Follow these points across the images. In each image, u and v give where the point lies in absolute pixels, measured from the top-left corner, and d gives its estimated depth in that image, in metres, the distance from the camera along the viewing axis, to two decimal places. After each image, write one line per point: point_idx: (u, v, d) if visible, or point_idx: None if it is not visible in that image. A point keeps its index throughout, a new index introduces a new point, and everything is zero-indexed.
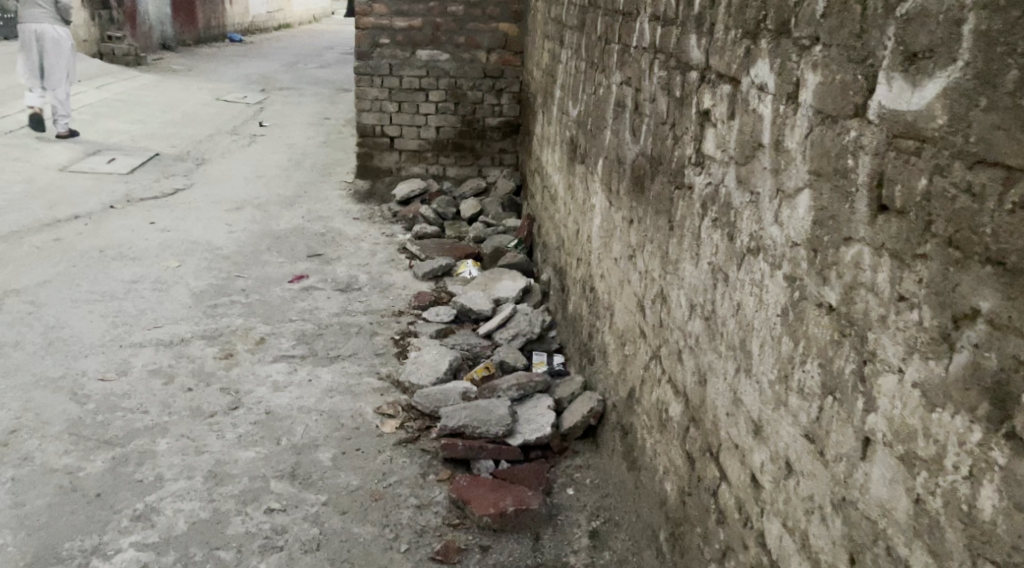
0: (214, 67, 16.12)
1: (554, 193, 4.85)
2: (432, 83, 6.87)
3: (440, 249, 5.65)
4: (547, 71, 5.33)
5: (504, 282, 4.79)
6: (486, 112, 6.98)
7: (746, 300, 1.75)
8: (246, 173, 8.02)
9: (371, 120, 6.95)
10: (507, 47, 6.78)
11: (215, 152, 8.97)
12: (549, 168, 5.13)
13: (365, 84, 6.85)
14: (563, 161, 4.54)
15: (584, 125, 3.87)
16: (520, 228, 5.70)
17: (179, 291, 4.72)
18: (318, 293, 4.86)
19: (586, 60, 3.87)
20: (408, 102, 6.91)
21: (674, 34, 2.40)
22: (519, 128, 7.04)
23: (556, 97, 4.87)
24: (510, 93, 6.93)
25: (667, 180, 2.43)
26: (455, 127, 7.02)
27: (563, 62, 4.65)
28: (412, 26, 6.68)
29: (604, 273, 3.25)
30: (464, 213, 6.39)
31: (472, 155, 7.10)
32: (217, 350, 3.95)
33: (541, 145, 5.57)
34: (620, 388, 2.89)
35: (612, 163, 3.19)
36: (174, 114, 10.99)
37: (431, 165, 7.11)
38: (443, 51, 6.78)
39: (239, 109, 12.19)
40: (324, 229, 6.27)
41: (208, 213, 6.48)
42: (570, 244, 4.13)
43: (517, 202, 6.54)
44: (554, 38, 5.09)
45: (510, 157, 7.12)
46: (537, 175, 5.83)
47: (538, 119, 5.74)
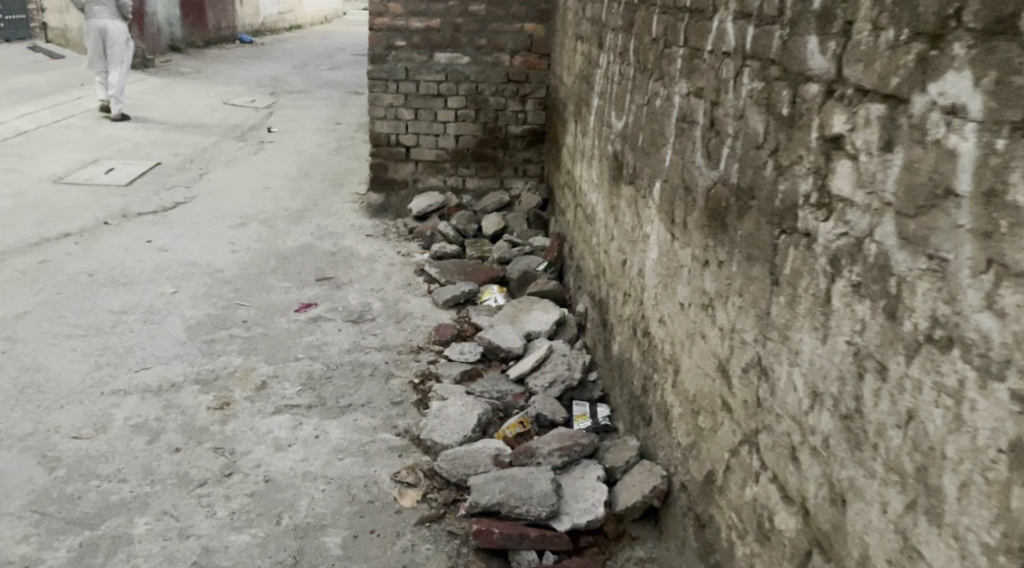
0: (224, 70, 15.72)
1: (591, 213, 4.35)
2: (451, 88, 6.38)
3: (461, 271, 5.15)
4: (581, 76, 4.83)
5: (535, 312, 4.28)
6: (509, 119, 6.49)
7: (938, 410, 1.29)
8: (252, 184, 7.55)
9: (385, 128, 6.46)
10: (532, 49, 6.29)
11: (221, 161, 8.51)
12: (584, 184, 4.63)
13: (379, 90, 6.36)
14: (603, 178, 4.04)
15: (632, 142, 3.37)
16: (549, 248, 5.21)
17: (172, 323, 4.25)
18: (327, 324, 4.37)
19: (636, 66, 3.37)
20: (425, 109, 6.42)
21: (775, 35, 1.91)
22: (544, 137, 6.54)
23: (592, 106, 4.37)
24: (535, 99, 6.44)
25: (765, 219, 1.93)
26: (475, 136, 6.52)
27: (603, 67, 4.15)
28: (431, 27, 6.19)
29: (665, 318, 2.76)
30: (486, 230, 5.89)
31: (494, 166, 6.60)
32: (212, 397, 3.47)
33: (572, 158, 5.07)
34: (691, 466, 2.38)
35: (676, 188, 2.69)
36: (180, 119, 10.55)
37: (449, 176, 6.61)
38: (463, 54, 6.29)
39: (246, 114, 11.72)
40: (334, 248, 5.79)
41: (209, 229, 6.02)
42: (614, 274, 3.63)
43: (543, 218, 6.04)
44: (589, 40, 4.59)
45: (534, 167, 6.62)
46: (567, 189, 5.33)
47: (569, 129, 5.24)
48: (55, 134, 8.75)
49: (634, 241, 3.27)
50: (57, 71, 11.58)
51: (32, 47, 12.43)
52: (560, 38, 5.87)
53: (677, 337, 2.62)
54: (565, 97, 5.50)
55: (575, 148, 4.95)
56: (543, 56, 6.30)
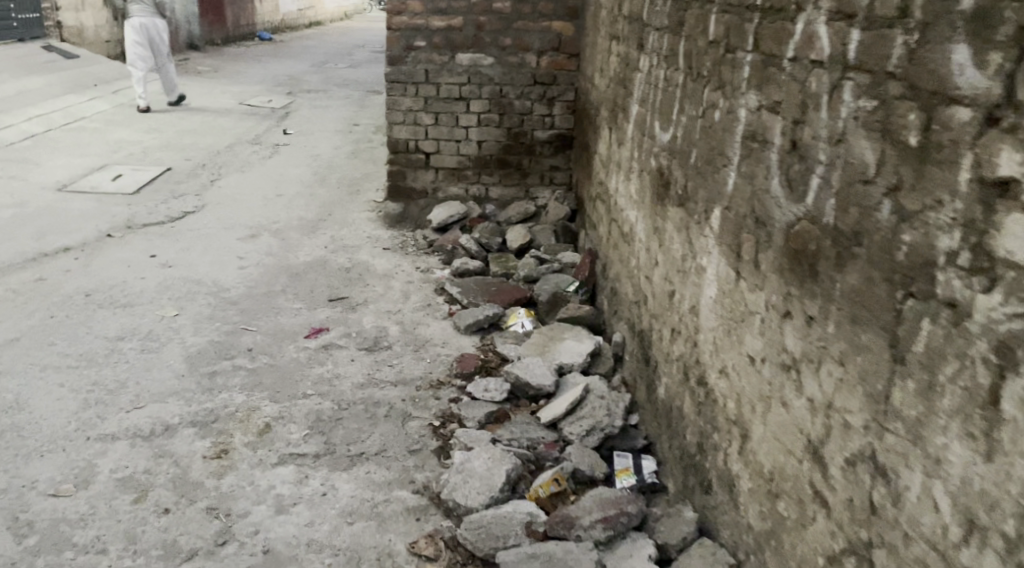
0: (240, 69, 15.41)
1: (629, 233, 3.95)
2: (473, 91, 5.98)
3: (485, 290, 4.76)
4: (617, 80, 4.42)
5: (567, 342, 3.88)
6: (535, 124, 6.09)
7: None
8: (265, 191, 7.19)
9: (404, 134, 6.08)
10: (560, 49, 5.88)
11: (234, 165, 8.17)
12: (620, 199, 4.22)
13: (397, 93, 5.98)
14: (644, 195, 3.64)
15: (683, 159, 2.97)
16: (580, 267, 4.81)
17: (171, 352, 3.89)
18: (339, 353, 4.00)
19: (688, 72, 2.97)
20: (446, 113, 6.03)
21: (897, 44, 1.51)
22: (573, 143, 6.13)
23: (632, 114, 3.96)
24: (563, 102, 6.03)
25: (881, 275, 1.54)
26: (499, 142, 6.13)
27: (644, 71, 3.74)
28: (452, 26, 5.79)
29: (727, 370, 2.36)
30: (511, 243, 5.50)
31: (519, 173, 6.21)
32: (209, 443, 3.11)
33: (606, 169, 4.67)
34: (767, 557, 2.00)
35: (743, 219, 2.30)
36: (193, 120, 10.22)
37: (471, 185, 6.23)
38: (487, 54, 5.89)
39: (262, 114, 11.39)
40: (350, 263, 5.41)
41: (218, 242, 5.66)
42: (659, 305, 3.23)
43: (572, 230, 5.64)
44: (627, 40, 4.17)
45: (561, 175, 6.22)
46: (599, 202, 4.92)
47: (602, 137, 4.84)
48: (63, 137, 8.44)
49: (685, 272, 2.87)
50: (69, 71, 11.29)
51: (44, 46, 12.14)
52: (591, 37, 5.46)
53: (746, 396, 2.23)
54: (597, 101, 5.10)
55: (610, 159, 4.55)
56: (572, 56, 5.89)
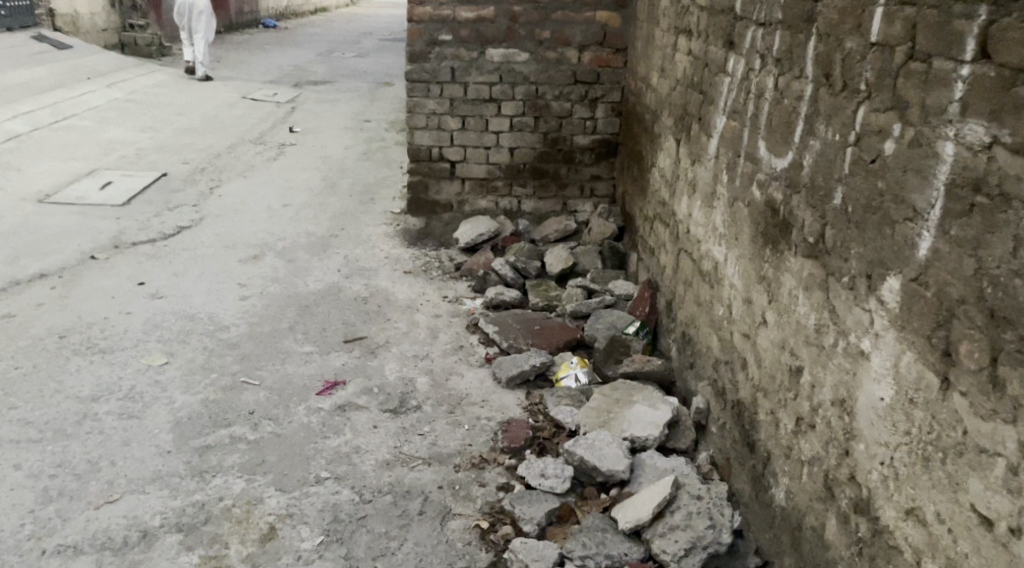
0: (244, 59, 14.68)
1: (710, 273, 3.27)
2: (506, 91, 5.27)
3: (526, 330, 4.05)
4: (689, 83, 3.72)
5: (638, 407, 3.17)
6: (574, 128, 5.39)
7: None
8: (270, 201, 6.50)
9: (427, 140, 5.39)
10: (605, 43, 5.17)
11: (236, 169, 7.48)
12: (694, 227, 3.52)
13: (419, 94, 5.27)
14: (736, 230, 2.95)
15: (814, 198, 2.28)
16: (637, 302, 4.11)
17: (156, 417, 3.20)
18: (359, 416, 3.30)
19: (825, 83, 2.27)
20: (474, 117, 5.33)
21: None
22: (617, 149, 5.44)
23: (715, 125, 3.26)
24: (607, 103, 5.33)
25: None
26: (534, 149, 5.43)
27: (737, 75, 3.04)
28: (483, 17, 5.08)
29: (921, 512, 1.70)
30: (552, 268, 4.80)
31: (556, 184, 5.52)
32: (197, 562, 2.46)
33: (672, 188, 3.97)
34: None
35: (956, 305, 1.62)
36: (193, 117, 9.50)
37: (502, 197, 5.55)
38: (521, 50, 5.19)
39: (266, 110, 10.67)
40: (367, 291, 4.72)
41: (217, 265, 4.97)
42: (769, 377, 2.54)
43: (621, 251, 4.94)
44: (707, 35, 3.47)
45: (603, 186, 5.53)
46: (658, 224, 4.23)
47: (664, 148, 4.14)
48: (50, 138, 7.75)
49: (821, 349, 2.19)
50: (60, 64, 10.55)
51: (35, 36, 11.40)
52: (646, 30, 4.76)
53: (973, 567, 1.56)
54: (655, 106, 4.41)
55: (679, 176, 3.85)
56: (618, 50, 5.19)
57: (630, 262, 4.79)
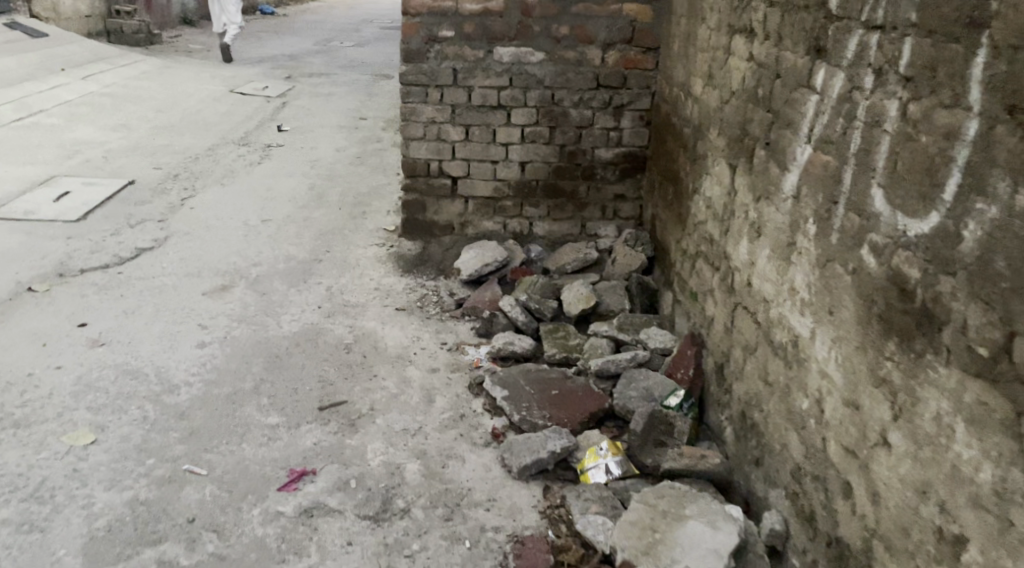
0: (236, 48, 13.90)
1: (784, 346, 2.54)
2: (517, 96, 4.54)
3: (541, 395, 3.32)
4: (750, 96, 2.99)
5: (691, 526, 2.42)
6: (595, 139, 4.66)
7: None
8: (248, 215, 5.77)
9: (424, 153, 4.67)
10: (633, 41, 4.44)
11: (213, 175, 6.73)
12: (758, 280, 2.80)
13: (415, 99, 4.54)
14: (831, 302, 2.23)
15: (987, 289, 1.59)
16: (678, 360, 3.38)
17: (65, 531, 2.49)
18: (329, 524, 2.60)
19: (1006, 119, 1.57)
20: (480, 126, 4.61)
21: None
22: (645, 165, 4.72)
23: (794, 156, 2.53)
24: (634, 111, 4.61)
25: None
26: (549, 164, 4.71)
27: (831, 93, 2.31)
28: (490, 10, 4.35)
29: None
30: (570, 309, 4.07)
31: (573, 204, 4.81)
32: None
33: (723, 224, 3.25)
34: None
35: None
36: (172, 113, 8.74)
37: (511, 218, 4.85)
38: (536, 49, 4.45)
39: (254, 105, 9.91)
40: (350, 335, 3.99)
41: (176, 299, 4.23)
42: (895, 528, 1.84)
43: (652, 287, 4.21)
44: (779, 37, 2.73)
45: (628, 207, 4.81)
46: (702, 265, 3.50)
47: (712, 173, 3.41)
48: (8, 138, 6.99)
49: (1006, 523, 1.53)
50: (32, 53, 9.77)
51: (6, 22, 10.58)
52: (685, 27, 4.03)
53: None
54: (698, 120, 3.68)
55: (733, 211, 3.12)
56: (648, 49, 4.46)
57: (664, 302, 4.06)
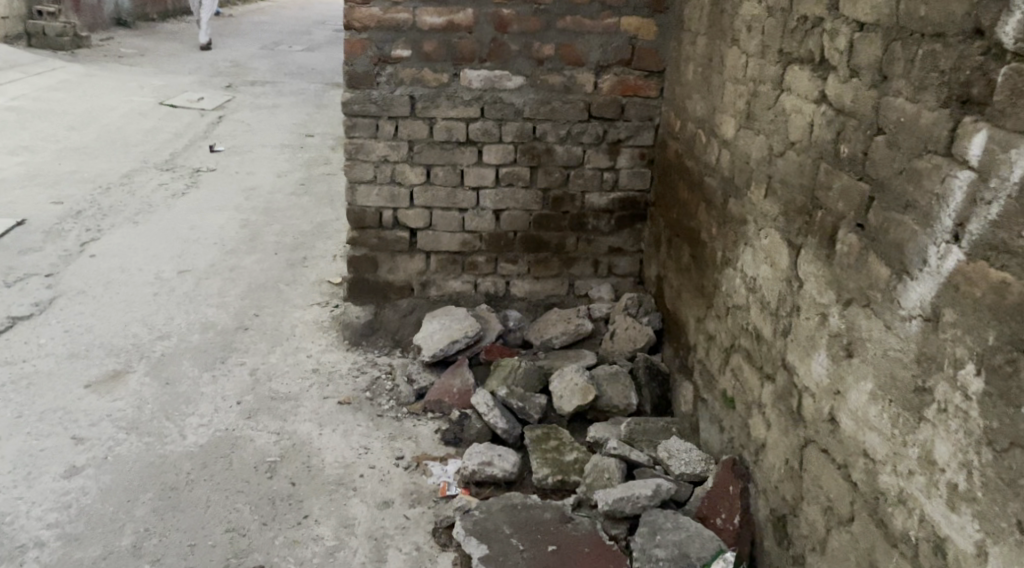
0: (173, 53, 12.81)
1: (907, 540, 1.71)
2: (490, 130, 3.72)
3: (533, 553, 2.46)
4: (822, 151, 2.18)
5: None
6: (585, 182, 3.85)
7: None
8: (162, 267, 4.85)
9: (375, 200, 3.80)
10: (633, 62, 3.68)
11: (124, 212, 5.84)
12: (846, 419, 1.97)
13: (363, 134, 3.68)
14: (1021, 510, 1.41)
15: None
16: (715, 498, 2.51)
17: None
18: None
19: None
20: (444, 167, 3.77)
21: None
22: (645, 212, 3.91)
23: (920, 254, 1.71)
24: (632, 148, 3.82)
25: None
26: (530, 212, 3.88)
27: (1003, 173, 1.49)
28: (456, 24, 3.55)
29: None
30: (563, 405, 3.21)
31: (559, 259, 3.97)
32: None
33: (774, 318, 2.41)
34: None
35: None
36: (88, 136, 7.77)
37: (483, 277, 3.98)
38: (514, 72, 3.65)
39: (186, 120, 8.90)
40: (275, 447, 3.09)
41: (48, 396, 3.35)
42: None
43: (663, 373, 3.36)
44: (877, 73, 1.92)
45: (625, 262, 3.99)
46: (739, 363, 2.68)
47: (753, 244, 2.59)
48: None
49: None
50: None
51: None
52: (702, 47, 3.21)
53: None
54: (727, 170, 2.88)
55: (793, 305, 2.29)
56: (649, 73, 3.69)
57: (680, 395, 3.22)
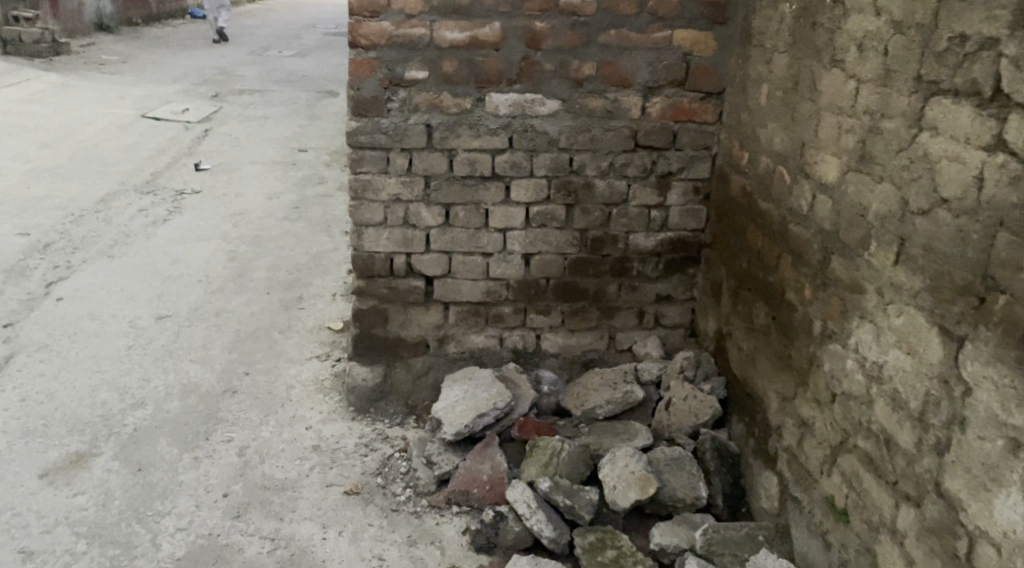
0: (157, 59, 12.19)
1: None
2: (520, 162, 3.17)
3: None
4: (1002, 216, 1.64)
5: None
6: (630, 221, 3.30)
7: None
8: (137, 313, 4.29)
9: (385, 244, 3.24)
10: (687, 83, 3.13)
11: (97, 245, 5.27)
12: None
13: (372, 169, 3.14)
14: None
15: None
16: None
17: None
18: None
19: None
20: (466, 206, 3.21)
21: None
22: (698, 255, 3.36)
23: None
24: (685, 182, 3.27)
25: None
26: (565, 256, 3.32)
27: None
28: (481, 40, 3.01)
29: None
30: (617, 501, 2.65)
31: (598, 309, 3.41)
32: None
33: (915, 424, 1.87)
34: None
35: None
36: (62, 156, 7.19)
37: (510, 330, 3.42)
38: (548, 95, 3.10)
39: (169, 134, 8.30)
40: (269, 560, 2.57)
41: None
42: None
43: (734, 454, 2.81)
44: None
45: (675, 312, 3.44)
46: (854, 470, 2.13)
47: (875, 321, 2.05)
48: None
49: None
50: None
51: None
52: (780, 68, 2.66)
53: None
54: (827, 220, 2.33)
55: (950, 414, 1.76)
56: (706, 94, 3.15)
57: (759, 486, 2.67)
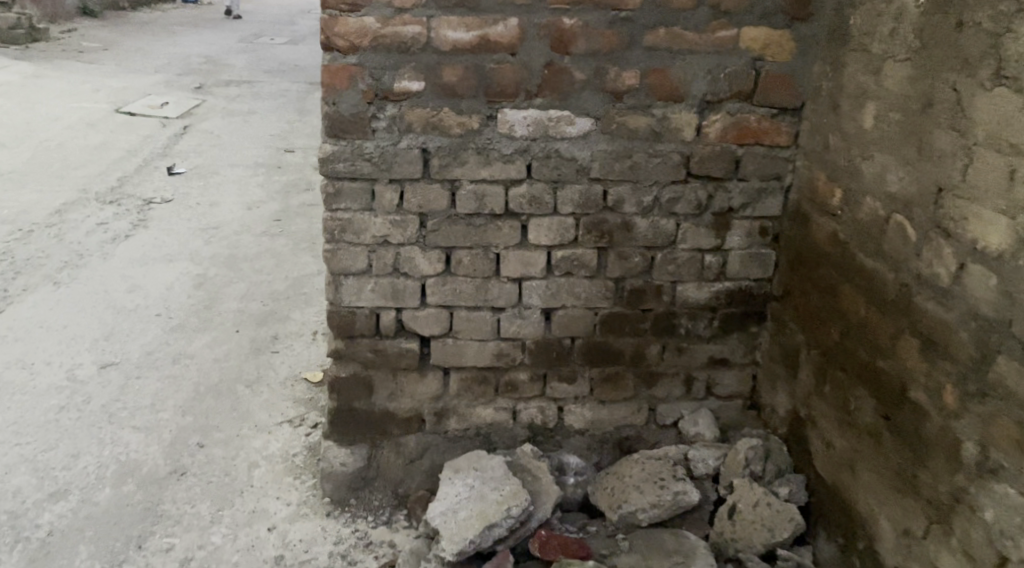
0: (141, 47, 11.46)
1: None
2: (541, 195, 2.47)
3: None
4: None
5: None
6: (678, 269, 2.60)
7: None
8: (77, 359, 3.60)
9: (368, 298, 2.55)
10: (756, 96, 2.43)
11: (43, 269, 4.59)
12: None
13: (351, 205, 2.45)
14: None
15: None
16: None
17: None
18: None
19: None
20: (471, 250, 2.52)
21: None
22: (762, 311, 2.68)
23: None
24: (749, 220, 2.58)
25: None
26: (595, 312, 2.63)
27: None
28: (493, 41, 2.32)
29: None
30: None
31: (636, 377, 2.73)
32: None
33: None
34: None
35: None
36: (21, 158, 6.50)
37: (525, 402, 2.73)
38: (579, 111, 2.41)
39: (143, 132, 7.59)
40: None
41: None
42: None
43: None
44: None
45: (731, 378, 2.76)
46: None
47: None
48: None
49: None
50: None
51: None
52: (897, 84, 1.98)
53: None
54: (990, 305, 1.66)
55: None
56: (780, 111, 2.45)
57: None
